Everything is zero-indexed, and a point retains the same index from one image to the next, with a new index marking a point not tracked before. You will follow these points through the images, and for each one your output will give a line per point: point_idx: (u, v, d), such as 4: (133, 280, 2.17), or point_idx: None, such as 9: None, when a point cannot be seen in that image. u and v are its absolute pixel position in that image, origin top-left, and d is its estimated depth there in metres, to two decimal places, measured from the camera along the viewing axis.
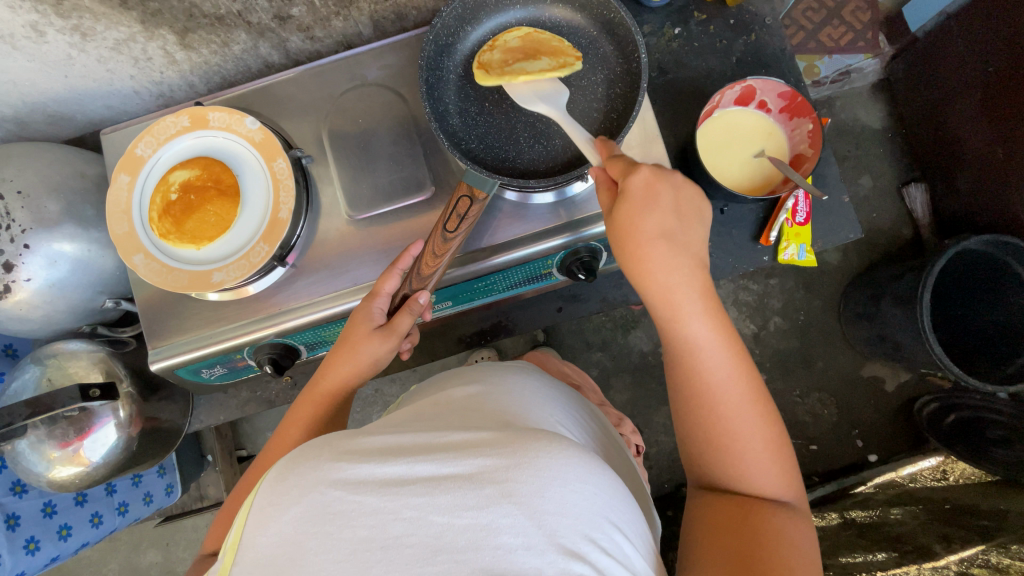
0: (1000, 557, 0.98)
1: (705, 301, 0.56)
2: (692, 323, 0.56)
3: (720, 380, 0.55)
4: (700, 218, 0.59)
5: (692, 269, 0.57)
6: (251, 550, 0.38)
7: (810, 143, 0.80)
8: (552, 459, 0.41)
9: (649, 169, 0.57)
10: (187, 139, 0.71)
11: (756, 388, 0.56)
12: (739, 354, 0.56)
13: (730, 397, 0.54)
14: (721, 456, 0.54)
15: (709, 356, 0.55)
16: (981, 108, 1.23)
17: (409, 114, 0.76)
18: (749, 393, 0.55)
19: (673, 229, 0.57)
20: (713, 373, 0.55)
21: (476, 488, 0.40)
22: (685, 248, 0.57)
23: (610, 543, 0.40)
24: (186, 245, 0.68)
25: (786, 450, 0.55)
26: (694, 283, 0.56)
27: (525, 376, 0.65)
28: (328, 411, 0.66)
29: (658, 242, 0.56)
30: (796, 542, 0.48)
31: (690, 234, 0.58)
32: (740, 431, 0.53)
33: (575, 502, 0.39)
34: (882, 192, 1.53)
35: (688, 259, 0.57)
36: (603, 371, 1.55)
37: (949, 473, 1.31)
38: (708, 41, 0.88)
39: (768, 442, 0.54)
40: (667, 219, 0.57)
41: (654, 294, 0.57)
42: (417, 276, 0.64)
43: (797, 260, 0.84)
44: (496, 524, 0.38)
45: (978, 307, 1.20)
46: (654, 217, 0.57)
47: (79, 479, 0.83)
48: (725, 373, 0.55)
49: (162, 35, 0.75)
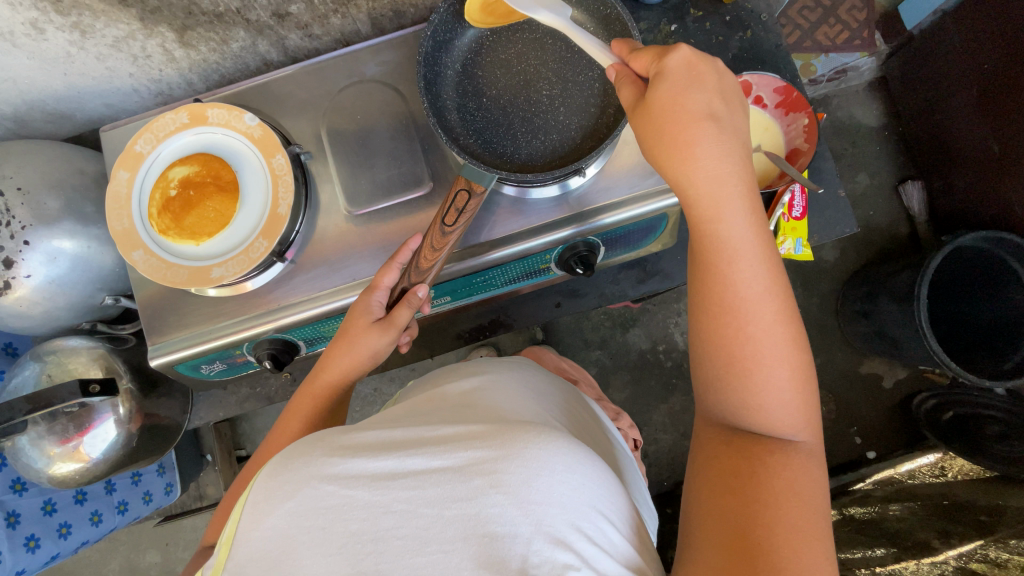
0: (998, 552, 1.00)
1: (750, 204, 0.50)
2: (730, 225, 0.50)
3: (757, 295, 0.49)
4: (746, 116, 0.53)
5: (736, 163, 0.50)
6: (244, 545, 0.39)
7: (805, 138, 0.81)
8: (540, 450, 0.41)
9: (689, 51, 0.52)
10: (185, 136, 0.71)
11: (790, 313, 0.50)
12: (779, 272, 0.50)
13: (766, 315, 0.49)
14: (742, 380, 0.49)
15: (748, 265, 0.49)
16: (977, 105, 1.24)
17: (407, 110, 0.76)
18: (782, 312, 0.49)
19: (717, 116, 0.51)
20: (747, 284, 0.49)
21: (465, 479, 0.40)
22: (730, 140, 0.51)
23: (598, 534, 0.40)
24: (186, 240, 0.69)
25: (809, 386, 0.51)
26: (737, 181, 0.50)
27: (521, 371, 0.65)
28: (327, 405, 0.66)
29: (703, 127, 0.50)
30: (800, 485, 0.45)
31: (736, 127, 0.52)
32: (767, 350, 0.48)
33: (563, 492, 0.40)
34: (879, 189, 1.53)
35: (734, 152, 0.50)
36: (603, 369, 1.55)
37: (948, 470, 1.32)
38: (704, 37, 0.88)
39: (794, 371, 0.49)
40: (712, 108, 0.51)
41: (688, 186, 0.51)
42: (416, 269, 0.64)
43: (795, 254, 0.85)
44: (484, 514, 0.38)
45: (975, 304, 1.21)
46: (695, 102, 0.51)
47: (79, 475, 0.83)
48: (762, 287, 0.49)
49: (161, 33, 0.75)
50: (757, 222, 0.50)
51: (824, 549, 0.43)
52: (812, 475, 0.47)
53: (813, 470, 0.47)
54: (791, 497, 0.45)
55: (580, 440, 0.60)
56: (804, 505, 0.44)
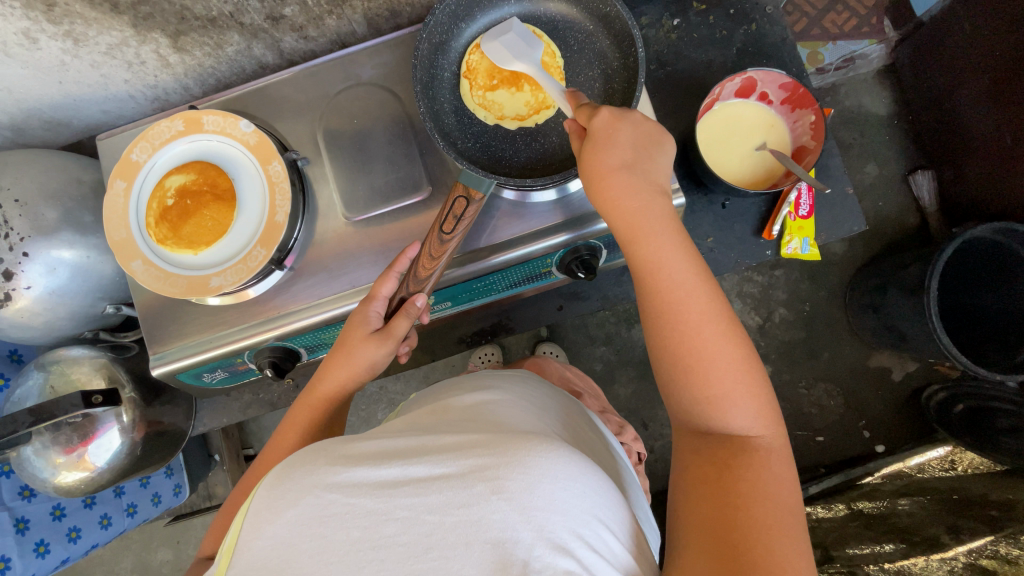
0: (1009, 548, 0.98)
1: (671, 230, 0.54)
2: (659, 261, 0.52)
3: (693, 313, 0.50)
4: (661, 145, 0.57)
5: (656, 203, 0.54)
6: (246, 554, 0.38)
7: (812, 135, 0.78)
8: (542, 458, 0.41)
9: (607, 110, 0.54)
10: (181, 144, 0.71)
11: (731, 325, 0.51)
12: (711, 284, 0.52)
13: (707, 336, 0.50)
14: (692, 396, 0.50)
15: (683, 294, 0.51)
16: (990, 93, 1.21)
17: (405, 113, 0.75)
18: (720, 320, 0.50)
19: (635, 162, 0.55)
20: (685, 311, 0.51)
21: (467, 486, 0.40)
22: (647, 180, 0.55)
23: (601, 542, 0.40)
24: (184, 249, 0.68)
25: (762, 381, 0.51)
26: (654, 212, 0.54)
27: (523, 383, 0.65)
28: (326, 415, 0.66)
29: (619, 174, 0.54)
30: (766, 490, 0.45)
31: (654, 164, 0.56)
32: (714, 371, 0.49)
33: (566, 499, 0.39)
34: (888, 180, 1.50)
35: (650, 193, 0.54)
36: (607, 366, 1.54)
37: (958, 463, 1.30)
38: (708, 31, 0.86)
39: (744, 382, 0.50)
40: (630, 153, 0.54)
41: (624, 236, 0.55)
42: (414, 278, 0.63)
43: (801, 253, 0.82)
44: (485, 520, 0.38)
45: (986, 297, 1.19)
46: (616, 153, 0.54)
47: (85, 484, 0.84)
48: (695, 305, 0.51)
49: (154, 39, 0.74)
50: (681, 244, 0.53)
51: (807, 554, 0.43)
52: (779, 473, 0.47)
53: (779, 467, 0.47)
54: (759, 501, 0.44)
55: (584, 451, 0.59)
56: (774, 505, 0.44)
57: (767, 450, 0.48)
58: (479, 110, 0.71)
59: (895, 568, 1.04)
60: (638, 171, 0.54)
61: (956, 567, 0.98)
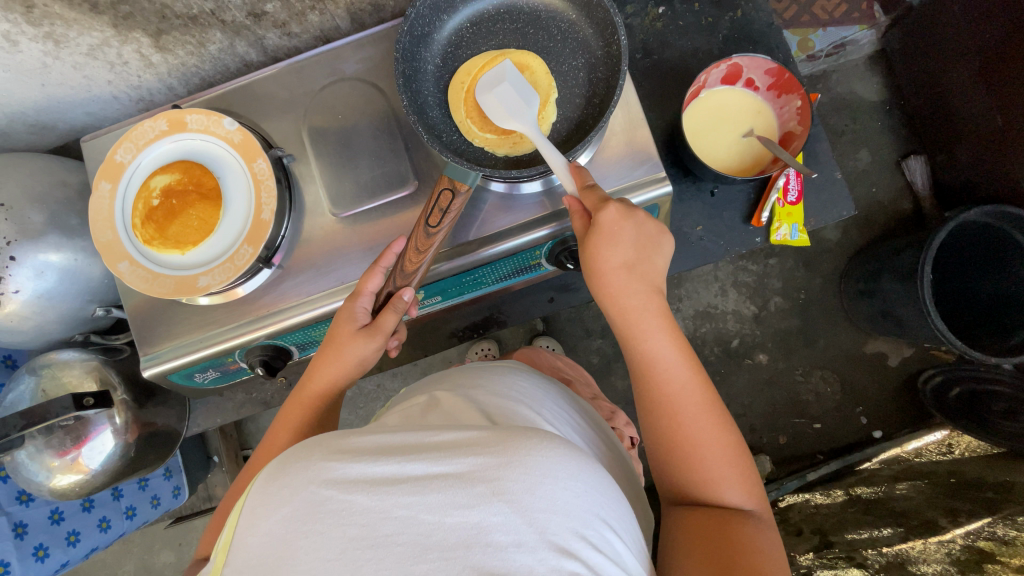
0: (1006, 529, 0.98)
1: (662, 322, 0.61)
2: (652, 346, 0.60)
3: (686, 410, 0.58)
4: (660, 245, 0.62)
5: (648, 295, 0.61)
6: (242, 551, 0.38)
7: (798, 121, 0.78)
8: (542, 457, 0.41)
9: (616, 207, 0.58)
10: (165, 144, 0.70)
11: (719, 409, 0.58)
12: (705, 377, 0.60)
13: (701, 418, 0.57)
14: (689, 473, 0.56)
15: (670, 378, 0.59)
16: (980, 77, 1.20)
17: (389, 108, 0.75)
18: (713, 414, 0.58)
19: (634, 261, 0.61)
20: (673, 388, 0.58)
21: (467, 486, 0.39)
22: (644, 277, 0.61)
23: (601, 540, 0.40)
24: (171, 250, 0.68)
25: (750, 465, 0.58)
26: (650, 311, 0.61)
27: (513, 374, 0.64)
28: (317, 412, 0.66)
29: (619, 274, 0.61)
30: (762, 554, 0.50)
31: (651, 264, 0.62)
32: (703, 444, 0.56)
33: (566, 500, 0.39)
34: (881, 166, 1.50)
35: (641, 287, 0.61)
36: (604, 358, 1.55)
37: (955, 446, 1.32)
38: (693, 19, 0.86)
39: (729, 458, 0.56)
40: (627, 252, 0.60)
41: (619, 321, 0.62)
42: (401, 273, 0.63)
43: (791, 240, 0.82)
44: (486, 522, 0.37)
45: (980, 280, 1.19)
46: (618, 253, 0.60)
47: (79, 486, 0.85)
48: (689, 394, 0.58)
49: (135, 38, 0.74)
50: (674, 335, 0.60)
51: None
52: (771, 539, 0.53)
53: (774, 538, 0.53)
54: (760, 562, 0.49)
55: (575, 442, 0.59)
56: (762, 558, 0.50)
57: (760, 521, 0.54)
58: (473, 131, 0.68)
59: (893, 552, 1.04)
60: (635, 271, 0.61)
61: (954, 550, 0.99)
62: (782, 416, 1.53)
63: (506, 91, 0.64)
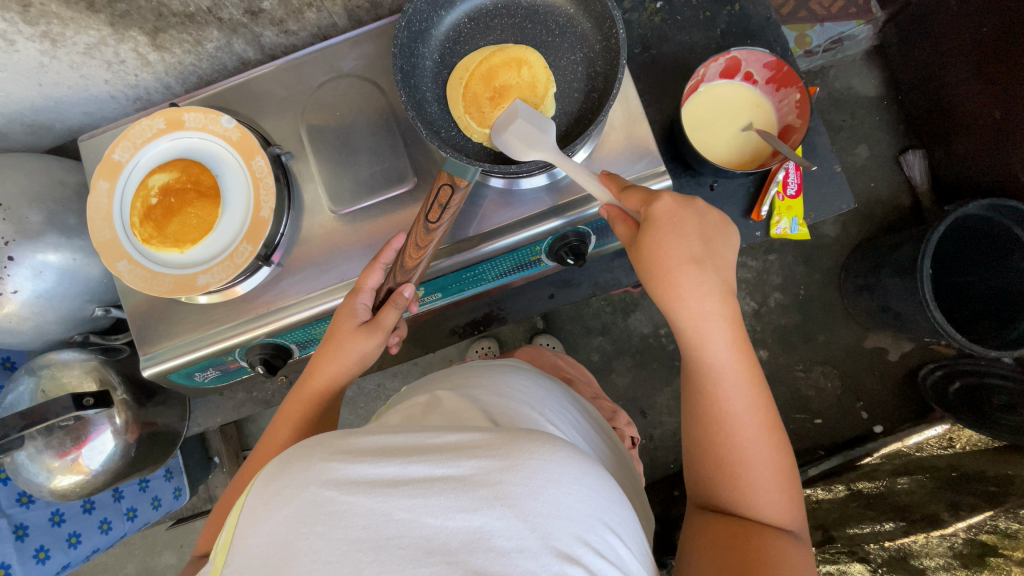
0: (1009, 522, 0.98)
1: (730, 328, 0.57)
2: (718, 353, 0.57)
3: (743, 424, 0.56)
4: (728, 238, 0.61)
5: (721, 298, 0.57)
6: (241, 550, 0.37)
7: (797, 114, 0.78)
8: (544, 460, 0.40)
9: (673, 199, 0.58)
10: (163, 142, 0.70)
11: (773, 426, 0.58)
12: (765, 391, 0.58)
13: (757, 433, 0.56)
14: (736, 484, 0.56)
15: (731, 387, 0.57)
16: (978, 71, 1.20)
17: (387, 105, 0.74)
18: (768, 433, 0.57)
19: (704, 261, 0.57)
20: (733, 400, 0.57)
21: (469, 490, 0.39)
22: (717, 276, 0.58)
23: (604, 545, 0.39)
24: (170, 248, 0.68)
25: (795, 482, 0.58)
26: (722, 316, 0.57)
27: (514, 373, 0.64)
28: (317, 410, 0.66)
29: (689, 271, 0.57)
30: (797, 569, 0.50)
31: (721, 264, 0.59)
32: (755, 460, 0.56)
33: (569, 504, 0.39)
34: (880, 160, 1.50)
35: (715, 288, 0.57)
36: (605, 356, 1.54)
37: (956, 440, 1.30)
38: (691, 13, 0.86)
39: (778, 474, 0.56)
40: (694, 253, 0.57)
41: (683, 320, 0.58)
42: (400, 269, 0.63)
43: (790, 233, 0.82)
44: (488, 527, 0.37)
45: (979, 274, 1.19)
46: (684, 254, 0.57)
47: (80, 487, 0.85)
48: (748, 407, 0.57)
49: (132, 37, 0.73)
50: (741, 344, 0.58)
51: None
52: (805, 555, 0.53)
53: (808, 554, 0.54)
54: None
55: (577, 440, 0.59)
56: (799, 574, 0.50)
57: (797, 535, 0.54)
58: (472, 127, 0.67)
59: (896, 546, 1.05)
60: (705, 271, 0.57)
61: (956, 543, 1.00)
62: (783, 411, 1.53)
63: (520, 127, 0.61)
